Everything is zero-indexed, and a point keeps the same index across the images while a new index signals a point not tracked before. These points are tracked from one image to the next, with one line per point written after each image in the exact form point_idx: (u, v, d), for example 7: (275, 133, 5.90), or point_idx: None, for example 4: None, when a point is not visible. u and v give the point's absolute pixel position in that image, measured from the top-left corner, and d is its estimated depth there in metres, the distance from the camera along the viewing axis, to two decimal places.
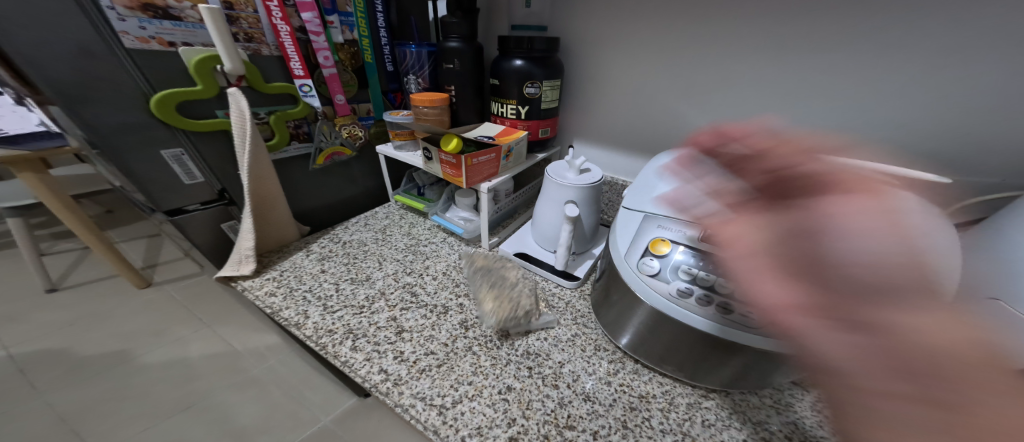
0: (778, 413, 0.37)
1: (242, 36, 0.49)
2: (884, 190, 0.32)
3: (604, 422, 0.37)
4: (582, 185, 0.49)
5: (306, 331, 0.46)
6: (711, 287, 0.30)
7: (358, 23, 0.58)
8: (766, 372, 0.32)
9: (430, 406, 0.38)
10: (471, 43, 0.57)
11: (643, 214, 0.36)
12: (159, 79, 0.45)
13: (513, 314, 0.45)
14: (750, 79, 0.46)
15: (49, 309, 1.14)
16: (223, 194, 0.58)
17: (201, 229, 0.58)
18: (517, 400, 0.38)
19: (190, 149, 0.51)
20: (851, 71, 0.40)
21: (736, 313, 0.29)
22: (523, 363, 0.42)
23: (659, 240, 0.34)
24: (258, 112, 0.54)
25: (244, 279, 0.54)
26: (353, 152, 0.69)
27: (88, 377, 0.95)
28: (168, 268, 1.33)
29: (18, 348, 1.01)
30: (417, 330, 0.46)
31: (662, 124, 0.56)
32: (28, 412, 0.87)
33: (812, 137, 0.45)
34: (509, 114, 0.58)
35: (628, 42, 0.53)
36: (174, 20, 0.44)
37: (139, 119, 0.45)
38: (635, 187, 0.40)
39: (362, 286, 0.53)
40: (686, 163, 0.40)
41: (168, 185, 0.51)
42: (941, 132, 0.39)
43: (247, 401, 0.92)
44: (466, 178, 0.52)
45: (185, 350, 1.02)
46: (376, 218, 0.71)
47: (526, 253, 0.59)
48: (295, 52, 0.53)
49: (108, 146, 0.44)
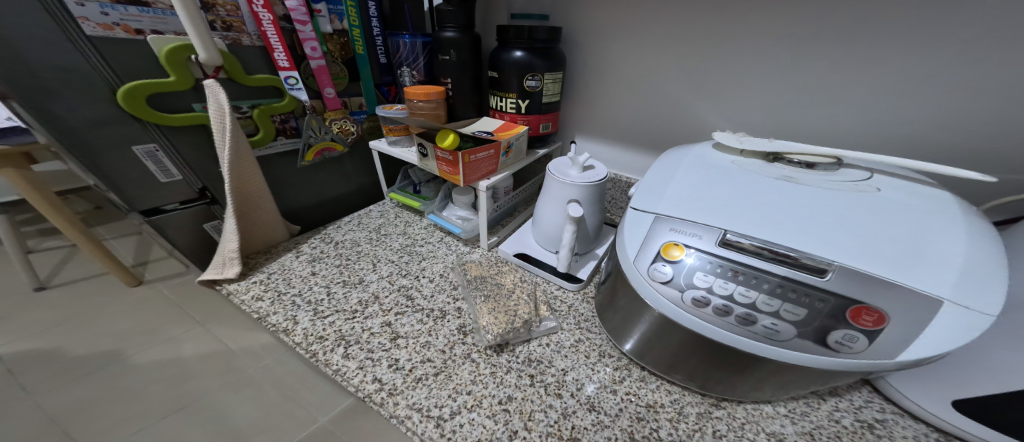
0: (794, 422, 0.35)
1: (219, 25, 0.46)
2: (915, 190, 0.31)
3: (610, 433, 0.35)
4: (586, 183, 0.47)
5: (295, 338, 0.44)
6: (730, 296, 0.27)
7: (348, 12, 0.55)
8: (782, 383, 0.30)
9: (426, 418, 0.35)
10: (468, 34, 0.54)
11: (654, 214, 0.32)
12: (126, 69, 0.42)
13: (512, 326, 0.42)
14: (764, 70, 0.44)
15: (35, 307, 1.10)
16: (204, 193, 0.56)
17: (182, 229, 0.56)
18: (518, 410, 0.36)
19: (165, 144, 0.48)
20: (872, 62, 0.38)
21: (759, 324, 0.27)
22: (525, 371, 0.40)
23: (671, 244, 0.30)
24: (239, 106, 0.51)
25: (229, 282, 0.51)
26: (344, 147, 0.66)
27: (76, 377, 0.92)
28: (159, 266, 1.29)
29: (4, 348, 0.98)
30: (413, 336, 0.44)
31: (670, 119, 0.53)
32: (16, 414, 0.84)
33: (828, 131, 0.43)
34: (508, 108, 0.55)
35: (635, 32, 0.50)
36: (141, 5, 0.41)
37: (107, 111, 0.42)
38: (644, 185, 0.36)
39: (355, 289, 0.51)
40: (700, 160, 0.38)
41: (143, 183, 0.48)
42: (967, 127, 0.37)
43: (241, 401, 0.89)
44: (463, 176, 0.49)
45: (177, 349, 0.99)
46: (370, 217, 0.68)
47: (527, 253, 0.57)
48: (279, 41, 0.50)
49: (73, 141, 0.41)
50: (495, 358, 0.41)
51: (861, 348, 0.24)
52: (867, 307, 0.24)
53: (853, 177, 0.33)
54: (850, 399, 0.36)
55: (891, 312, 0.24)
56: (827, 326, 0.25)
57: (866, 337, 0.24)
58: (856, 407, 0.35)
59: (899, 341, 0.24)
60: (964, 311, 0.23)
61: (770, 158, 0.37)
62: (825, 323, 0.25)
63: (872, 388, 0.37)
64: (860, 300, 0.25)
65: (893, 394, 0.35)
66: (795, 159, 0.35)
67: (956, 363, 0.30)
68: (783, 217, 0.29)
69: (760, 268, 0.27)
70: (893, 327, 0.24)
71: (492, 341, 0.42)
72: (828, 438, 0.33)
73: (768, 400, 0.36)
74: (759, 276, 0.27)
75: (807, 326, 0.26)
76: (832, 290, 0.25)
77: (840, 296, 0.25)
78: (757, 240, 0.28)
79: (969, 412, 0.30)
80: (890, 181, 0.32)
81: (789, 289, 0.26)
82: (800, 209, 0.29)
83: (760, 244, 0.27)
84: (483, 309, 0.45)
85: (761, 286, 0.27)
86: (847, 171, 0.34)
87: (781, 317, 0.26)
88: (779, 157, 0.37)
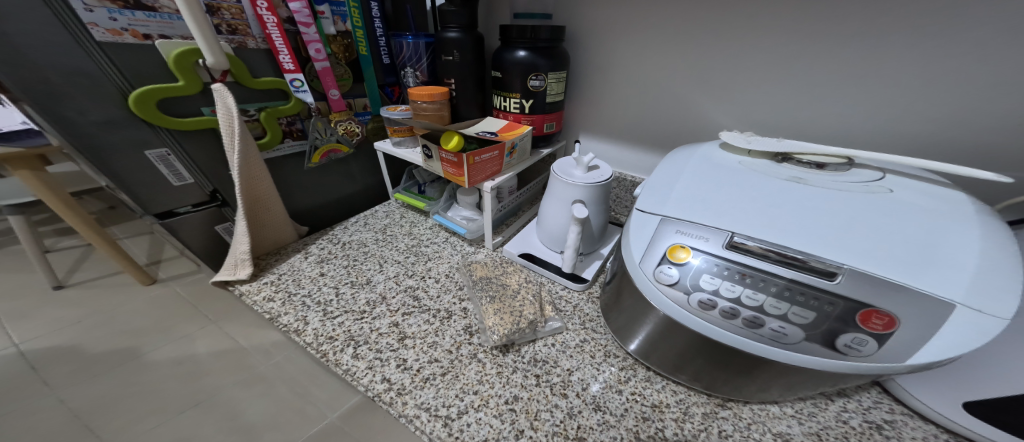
0: (800, 423, 0.34)
1: (225, 28, 0.46)
2: (931, 191, 0.30)
3: (615, 433, 0.35)
4: (591, 184, 0.46)
5: (306, 337, 0.44)
6: (737, 299, 0.27)
7: (351, 13, 0.54)
8: (790, 385, 0.30)
9: (434, 417, 0.36)
10: (471, 33, 0.54)
11: (660, 216, 0.32)
12: (136, 73, 0.43)
13: (516, 327, 0.43)
14: (773, 69, 0.43)
15: (54, 306, 1.13)
16: (215, 195, 0.57)
17: (193, 230, 0.57)
18: (524, 410, 0.37)
19: (175, 148, 0.49)
20: (886, 58, 0.37)
21: (766, 327, 0.26)
22: (530, 371, 0.40)
23: (678, 246, 0.30)
24: (247, 109, 0.52)
25: (241, 283, 0.52)
26: (350, 148, 0.66)
27: (93, 374, 0.94)
28: (172, 266, 1.31)
29: (27, 345, 1.01)
30: (420, 336, 0.44)
31: (675, 118, 0.53)
32: (40, 408, 0.87)
33: (840, 128, 0.42)
34: (512, 108, 0.55)
35: (640, 30, 0.50)
36: (148, 10, 0.41)
37: (118, 116, 0.43)
38: (650, 186, 0.36)
39: (362, 290, 0.51)
40: (707, 160, 0.37)
41: (156, 186, 0.50)
42: (978, 127, 0.36)
43: (254, 397, 0.91)
44: (467, 177, 0.49)
45: (190, 346, 1.01)
46: (375, 217, 0.68)
47: (531, 253, 0.57)
48: (284, 44, 0.50)
49: (87, 146, 0.42)
50: (501, 359, 0.42)
51: (869, 352, 0.24)
52: (877, 310, 0.24)
53: (864, 178, 0.32)
54: (859, 400, 0.36)
55: (901, 316, 0.24)
56: (835, 329, 0.25)
57: (875, 341, 0.24)
58: (864, 408, 0.35)
59: (909, 345, 0.24)
60: (977, 315, 0.22)
61: (779, 158, 0.37)
62: (834, 326, 0.25)
63: (881, 389, 0.37)
64: (871, 304, 0.24)
65: (902, 394, 0.34)
66: (805, 159, 0.35)
67: (964, 363, 0.30)
68: (789, 220, 0.28)
69: (766, 271, 0.27)
70: (902, 332, 0.24)
71: (497, 342, 0.42)
72: (835, 439, 0.33)
73: (774, 400, 0.35)
74: (764, 278, 0.27)
75: (816, 329, 0.25)
76: (841, 293, 0.25)
77: (848, 300, 0.25)
78: (763, 243, 0.27)
79: (981, 415, 0.30)
80: (902, 181, 0.32)
81: (796, 292, 0.26)
82: (810, 211, 0.29)
83: (765, 247, 0.27)
84: (489, 309, 0.46)
85: (768, 288, 0.27)
86: (859, 171, 0.34)
87: (789, 320, 0.26)
88: (788, 157, 0.36)
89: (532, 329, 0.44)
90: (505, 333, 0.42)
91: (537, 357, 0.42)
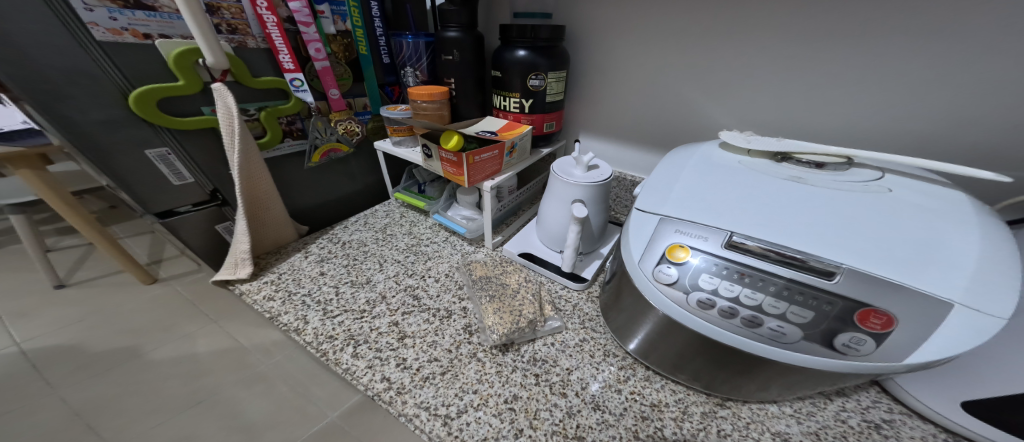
0: (799, 422, 0.34)
1: (224, 28, 0.46)
2: (930, 191, 0.30)
3: (614, 432, 0.35)
4: (591, 183, 0.46)
5: (306, 337, 0.44)
6: (736, 299, 0.27)
7: (351, 12, 0.54)
8: (789, 384, 0.30)
9: (434, 416, 0.36)
10: (471, 33, 0.54)
11: (659, 216, 0.32)
12: (136, 73, 0.43)
13: (516, 326, 0.43)
14: (772, 68, 0.43)
15: (55, 305, 1.13)
16: (216, 195, 0.57)
17: (194, 229, 0.57)
18: (523, 409, 0.37)
19: (176, 148, 0.49)
20: (886, 57, 0.37)
21: (765, 327, 0.27)
22: (529, 371, 0.40)
23: (677, 246, 0.30)
24: (247, 108, 0.52)
25: (241, 283, 0.52)
26: (350, 147, 0.67)
27: (94, 373, 0.94)
28: (173, 265, 1.31)
29: (28, 344, 1.01)
30: (420, 335, 0.44)
31: (675, 118, 0.53)
32: (41, 407, 0.87)
33: (839, 127, 0.42)
34: (512, 108, 0.55)
35: (640, 30, 0.49)
36: (148, 10, 0.41)
37: (119, 115, 0.43)
38: (649, 186, 0.36)
39: (362, 289, 0.51)
40: (706, 160, 0.37)
41: (156, 186, 0.50)
42: (977, 126, 0.36)
43: (254, 396, 0.91)
44: (467, 177, 0.49)
45: (191, 346, 1.01)
46: (375, 217, 0.68)
47: (531, 253, 0.57)
48: (284, 43, 0.50)
49: (88, 146, 0.42)
50: (500, 358, 0.42)
51: (868, 351, 0.24)
52: (875, 310, 0.24)
53: (863, 177, 0.32)
54: (857, 399, 0.36)
55: (899, 316, 0.24)
56: (834, 328, 0.25)
57: (873, 340, 0.24)
58: (863, 407, 0.35)
59: (907, 345, 0.24)
60: (975, 315, 0.22)
61: (779, 158, 0.37)
62: (833, 326, 0.25)
63: (880, 389, 0.37)
64: (869, 304, 0.24)
65: (901, 394, 0.34)
66: (804, 159, 0.35)
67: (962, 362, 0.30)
68: (788, 219, 0.28)
69: (765, 271, 0.27)
70: (900, 331, 0.24)
71: (496, 341, 0.42)
72: (833, 438, 0.33)
73: (773, 400, 0.35)
74: (763, 278, 0.27)
75: (815, 328, 0.25)
76: (840, 293, 0.25)
77: (847, 299, 0.25)
78: (762, 243, 0.27)
79: (979, 414, 0.30)
80: (901, 180, 0.32)
81: (795, 291, 0.26)
82: (809, 210, 0.29)
83: (763, 246, 0.27)
84: (489, 309, 0.46)
85: (767, 288, 0.27)
86: (858, 171, 0.34)
87: (787, 319, 0.26)
88: (787, 157, 0.36)
89: (532, 329, 0.44)
90: (505, 332, 0.42)
91: (537, 356, 0.42)
